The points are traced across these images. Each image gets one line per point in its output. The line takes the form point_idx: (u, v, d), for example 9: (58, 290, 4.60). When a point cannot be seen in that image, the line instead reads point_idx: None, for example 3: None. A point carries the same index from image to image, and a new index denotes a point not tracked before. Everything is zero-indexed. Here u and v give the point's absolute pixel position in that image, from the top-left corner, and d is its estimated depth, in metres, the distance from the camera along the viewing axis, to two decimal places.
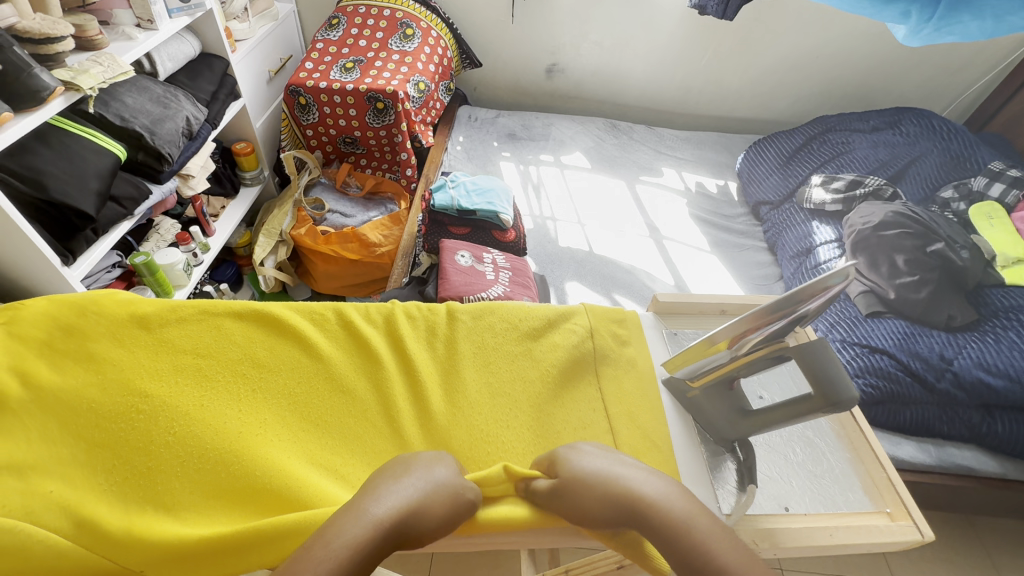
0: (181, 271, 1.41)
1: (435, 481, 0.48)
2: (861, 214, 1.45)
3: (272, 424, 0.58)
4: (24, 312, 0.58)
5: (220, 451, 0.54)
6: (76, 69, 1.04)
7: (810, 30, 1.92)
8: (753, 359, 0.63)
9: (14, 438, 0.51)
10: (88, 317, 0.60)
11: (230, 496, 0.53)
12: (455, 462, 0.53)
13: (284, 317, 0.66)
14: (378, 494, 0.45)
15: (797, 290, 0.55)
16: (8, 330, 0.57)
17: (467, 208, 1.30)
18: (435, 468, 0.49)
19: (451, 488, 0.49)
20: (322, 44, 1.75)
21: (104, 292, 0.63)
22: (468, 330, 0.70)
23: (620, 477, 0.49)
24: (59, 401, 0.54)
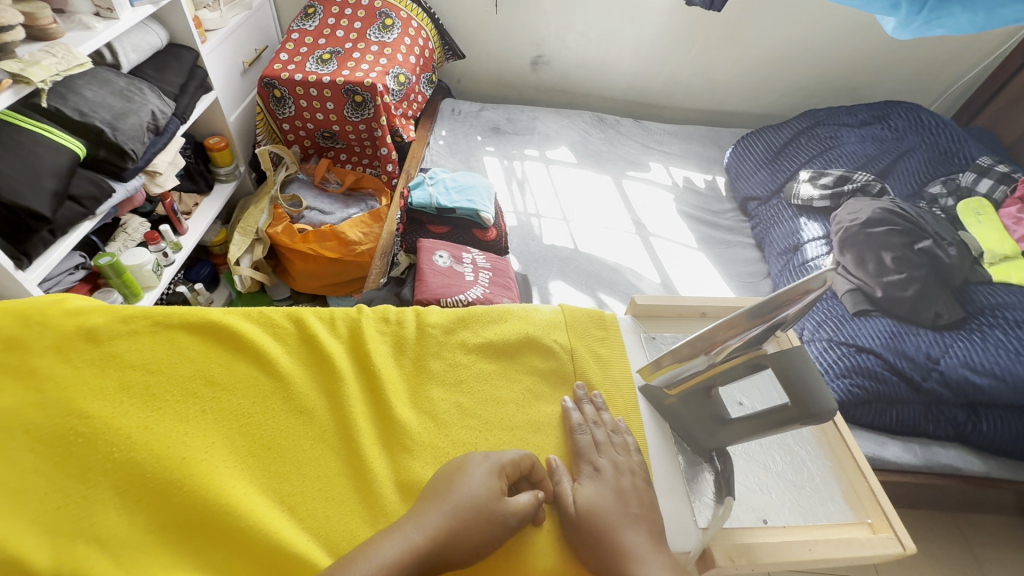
0: (151, 272, 1.36)
1: (475, 488, 0.47)
2: (849, 210, 1.42)
3: (223, 447, 0.52)
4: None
5: (162, 479, 0.48)
6: (27, 60, 0.98)
7: (800, 22, 1.88)
8: (729, 368, 0.56)
9: None
10: (32, 330, 0.55)
11: (170, 529, 0.47)
12: (500, 462, 0.49)
13: (240, 329, 0.60)
14: (416, 520, 0.45)
15: (778, 293, 0.52)
16: None
17: (447, 206, 1.25)
18: (471, 479, 0.47)
19: (481, 506, 0.46)
20: (298, 34, 1.69)
21: (53, 300, 0.58)
22: (439, 346, 0.62)
23: (618, 526, 0.49)
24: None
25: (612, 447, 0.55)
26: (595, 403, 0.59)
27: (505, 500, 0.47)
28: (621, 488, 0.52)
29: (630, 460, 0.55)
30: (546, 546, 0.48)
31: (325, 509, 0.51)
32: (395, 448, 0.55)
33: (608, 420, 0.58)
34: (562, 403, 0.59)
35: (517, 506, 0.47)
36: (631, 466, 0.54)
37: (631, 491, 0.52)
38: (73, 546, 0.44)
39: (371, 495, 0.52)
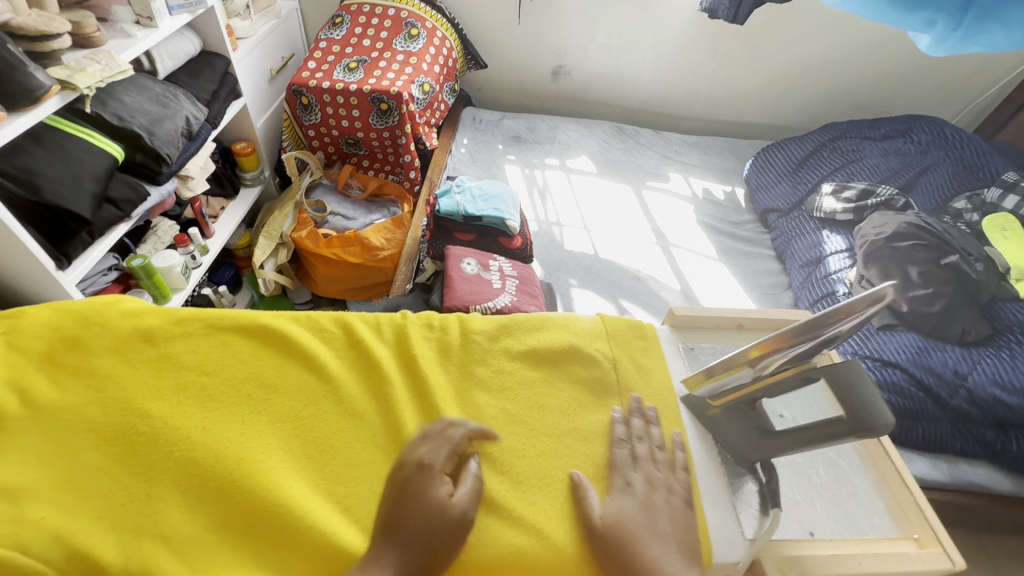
0: (180, 274, 1.39)
1: (424, 503, 0.49)
2: (873, 223, 1.42)
3: (279, 448, 0.53)
4: (26, 323, 0.56)
5: (222, 479, 0.49)
6: (73, 67, 1.01)
7: (821, 36, 1.89)
8: (779, 381, 0.57)
9: (10, 460, 0.48)
10: (92, 330, 0.58)
11: (229, 526, 0.48)
12: (435, 465, 0.52)
13: (290, 332, 0.61)
14: (379, 557, 0.46)
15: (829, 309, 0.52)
16: (8, 342, 0.55)
17: (473, 214, 1.26)
18: (420, 496, 0.49)
19: (436, 512, 0.48)
20: (326, 43, 1.71)
21: (111, 303, 0.61)
22: (485, 352, 0.63)
23: (644, 539, 0.49)
24: (58, 417, 0.52)
25: (651, 461, 0.55)
26: (647, 417, 0.59)
27: (450, 501, 0.50)
28: (655, 504, 0.52)
29: (668, 477, 0.55)
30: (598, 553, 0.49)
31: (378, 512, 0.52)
32: None
33: (657, 436, 0.58)
34: (628, 415, 0.59)
35: (457, 499, 0.50)
36: (667, 482, 0.54)
37: (686, 507, 0.53)
38: (139, 542, 0.45)
39: None
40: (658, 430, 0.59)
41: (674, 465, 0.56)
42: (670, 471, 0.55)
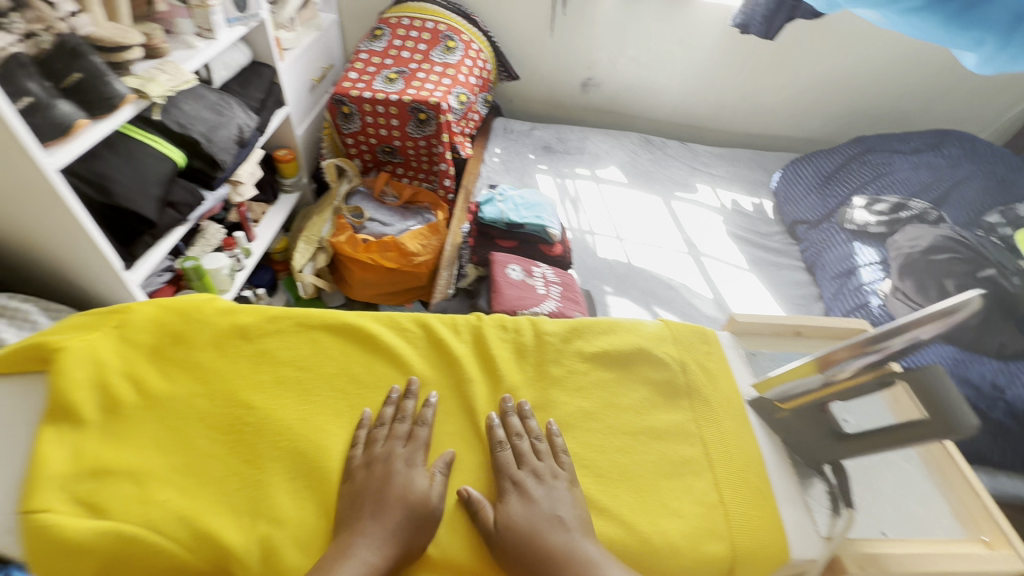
0: (226, 276, 1.42)
1: (405, 495, 0.51)
2: (908, 235, 1.42)
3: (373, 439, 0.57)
4: (131, 317, 0.60)
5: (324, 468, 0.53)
6: (144, 77, 1.05)
7: (849, 51, 1.92)
8: (858, 385, 0.57)
9: (132, 446, 0.53)
10: (193, 324, 0.61)
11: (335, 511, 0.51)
12: (409, 462, 0.54)
13: (374, 331, 0.64)
14: (368, 542, 0.48)
15: (899, 320, 0.56)
16: (118, 334, 0.59)
17: (516, 221, 1.29)
18: (400, 487, 0.52)
19: (416, 502, 0.51)
20: (366, 54, 1.77)
21: (204, 300, 0.65)
22: (558, 353, 0.66)
23: (545, 527, 0.50)
24: (171, 406, 0.56)
25: (534, 455, 0.56)
26: (522, 413, 0.60)
27: (426, 491, 0.52)
28: (546, 498, 0.52)
29: (553, 466, 0.55)
30: (682, 543, 0.51)
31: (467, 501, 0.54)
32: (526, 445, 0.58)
33: (534, 428, 0.58)
34: (699, 416, 0.62)
35: (435, 492, 0.52)
36: (552, 471, 0.55)
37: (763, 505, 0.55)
38: (255, 525, 0.49)
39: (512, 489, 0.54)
40: (730, 432, 0.61)
41: (556, 453, 0.57)
42: (554, 462, 0.56)
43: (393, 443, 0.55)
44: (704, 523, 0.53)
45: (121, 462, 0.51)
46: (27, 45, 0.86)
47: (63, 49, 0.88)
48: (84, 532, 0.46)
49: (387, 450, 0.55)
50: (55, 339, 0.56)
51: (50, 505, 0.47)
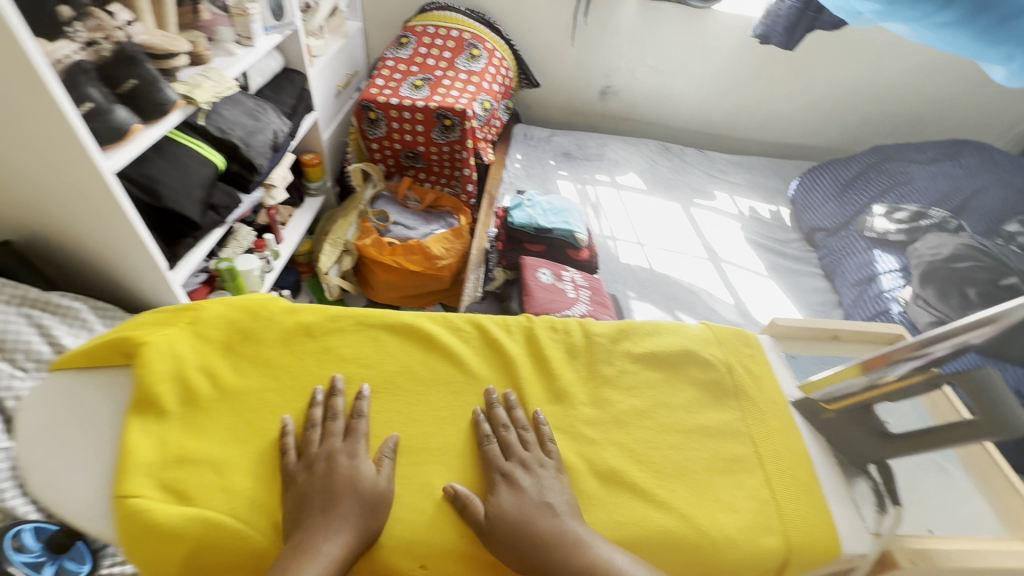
0: (258, 278, 1.44)
1: (356, 487, 0.52)
2: (930, 244, 1.45)
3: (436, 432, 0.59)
4: (203, 313, 0.63)
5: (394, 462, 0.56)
6: (191, 83, 1.09)
7: (866, 61, 1.95)
8: (908, 386, 0.59)
9: (212, 436, 0.56)
10: (260, 320, 0.64)
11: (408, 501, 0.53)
12: (349, 456, 0.55)
13: (432, 330, 0.67)
14: (327, 533, 0.49)
15: (942, 328, 0.57)
16: (192, 329, 0.62)
17: (545, 226, 1.32)
18: (347, 481, 0.53)
19: (366, 493, 0.52)
20: (392, 61, 1.80)
21: (269, 298, 0.67)
22: (607, 353, 0.68)
23: (534, 515, 0.52)
24: (243, 400, 0.59)
25: (521, 446, 0.58)
26: (511, 405, 0.62)
27: (373, 483, 0.53)
28: (535, 486, 0.54)
29: (539, 456, 0.57)
30: (739, 538, 0.53)
31: None
32: (581, 441, 0.60)
33: (522, 418, 0.60)
34: (745, 416, 0.64)
35: (382, 480, 0.54)
36: (539, 460, 0.57)
37: (812, 501, 0.57)
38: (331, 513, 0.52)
39: (573, 482, 0.56)
40: (778, 431, 0.63)
41: (543, 442, 0.59)
42: (542, 451, 0.58)
43: (329, 440, 0.56)
44: (759, 518, 0.55)
45: (200, 452, 0.54)
46: (88, 53, 0.89)
47: (120, 56, 0.91)
48: (172, 518, 0.49)
49: (325, 447, 0.55)
50: (138, 336, 0.59)
51: (141, 492, 0.50)
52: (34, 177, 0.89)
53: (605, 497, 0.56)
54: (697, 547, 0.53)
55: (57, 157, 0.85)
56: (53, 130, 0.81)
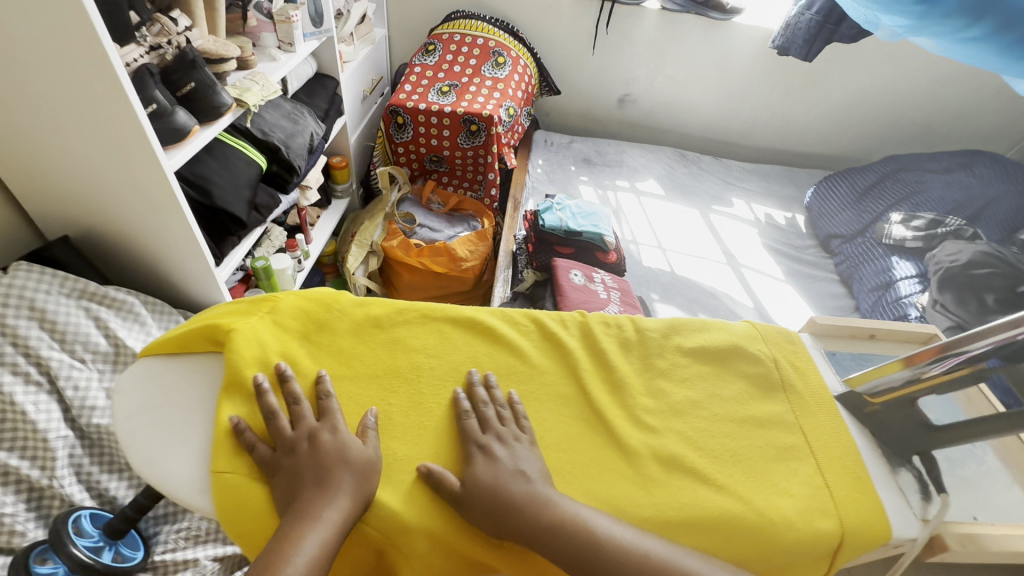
0: (290, 277, 1.48)
1: (348, 458, 0.55)
2: (947, 251, 1.48)
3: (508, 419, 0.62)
4: (282, 304, 0.67)
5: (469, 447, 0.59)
6: (240, 87, 1.12)
7: (880, 72, 2.00)
8: (956, 378, 0.63)
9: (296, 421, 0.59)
10: (335, 311, 0.68)
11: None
12: (329, 432, 0.57)
13: (493, 324, 0.70)
14: (328, 500, 0.51)
15: (984, 327, 0.61)
16: (271, 318, 0.66)
17: (575, 229, 1.36)
18: (334, 455, 0.55)
19: (357, 464, 0.55)
20: (420, 68, 1.85)
21: (339, 291, 0.71)
22: (659, 347, 0.71)
23: (508, 482, 0.54)
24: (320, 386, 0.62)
25: (498, 420, 0.60)
26: (489, 385, 0.64)
27: (360, 454, 0.56)
28: (510, 457, 0.57)
29: (515, 430, 0.60)
30: (798, 520, 0.56)
31: (599, 475, 0.58)
32: (641, 428, 0.63)
33: (499, 397, 0.63)
34: (794, 408, 0.67)
35: (367, 452, 0.56)
36: (514, 434, 0.59)
37: (863, 487, 0.60)
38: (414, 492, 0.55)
39: (637, 466, 0.59)
40: (826, 422, 0.66)
41: (518, 418, 0.62)
42: (517, 426, 0.61)
43: (305, 422, 0.57)
44: (814, 502, 0.58)
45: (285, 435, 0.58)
46: (152, 56, 0.93)
47: (182, 60, 0.95)
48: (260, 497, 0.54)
49: (303, 426, 0.57)
50: (224, 324, 0.63)
51: (231, 468, 0.54)
52: (96, 174, 0.93)
53: (669, 480, 0.59)
54: (760, 529, 0.56)
55: (122, 154, 0.89)
56: (121, 129, 0.85)
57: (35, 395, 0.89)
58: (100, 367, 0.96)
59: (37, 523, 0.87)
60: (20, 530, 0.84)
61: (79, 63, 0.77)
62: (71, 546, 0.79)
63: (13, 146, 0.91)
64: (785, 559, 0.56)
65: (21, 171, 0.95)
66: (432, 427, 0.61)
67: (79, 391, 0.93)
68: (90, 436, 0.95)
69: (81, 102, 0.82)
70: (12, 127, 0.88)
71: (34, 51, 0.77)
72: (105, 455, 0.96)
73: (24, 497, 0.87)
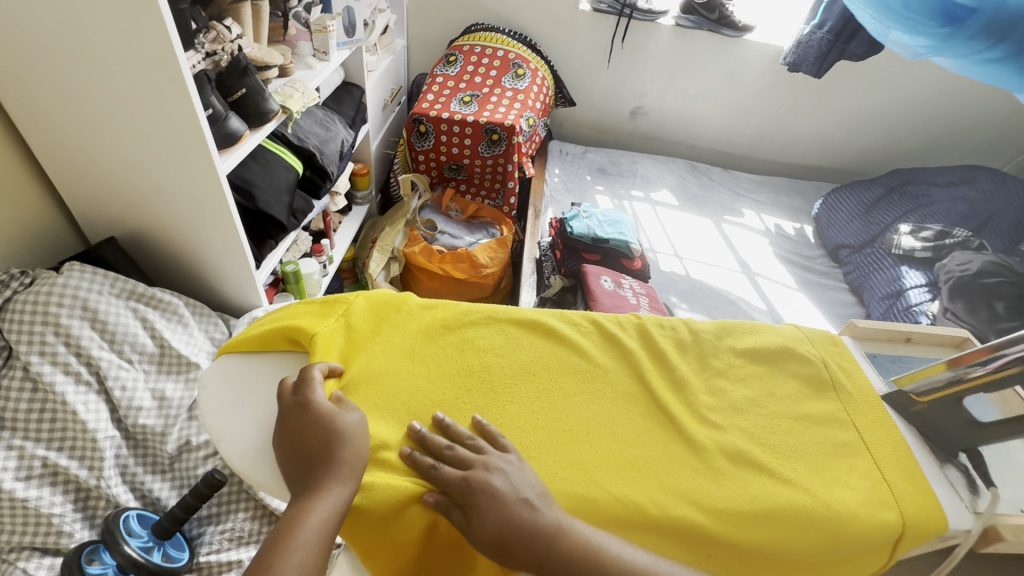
0: (317, 281, 1.49)
1: (335, 433, 0.57)
2: (957, 261, 1.53)
3: (581, 414, 0.65)
4: (353, 307, 0.72)
5: (551, 439, 0.62)
6: (283, 94, 1.15)
7: (882, 90, 2.08)
8: (1004, 376, 0.62)
9: (381, 414, 0.62)
10: (406, 314, 0.73)
11: (566, 475, 0.59)
12: (307, 411, 0.58)
13: (554, 324, 0.74)
14: (325, 478, 0.54)
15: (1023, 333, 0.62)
16: (345, 319, 0.70)
17: (602, 237, 1.41)
18: (319, 433, 0.57)
19: (343, 438, 0.57)
20: (441, 78, 1.89)
21: (405, 295, 0.76)
22: (714, 348, 0.74)
23: (519, 519, 0.54)
24: (394, 384, 0.65)
25: (475, 453, 0.58)
26: (443, 428, 0.60)
27: (338, 419, 0.58)
28: (510, 485, 0.55)
29: (500, 454, 0.58)
30: (862, 513, 0.59)
31: (672, 469, 0.61)
32: (704, 424, 0.66)
33: (464, 431, 0.60)
34: (848, 406, 0.69)
35: (348, 424, 0.58)
36: (502, 458, 0.58)
37: (919, 480, 0.63)
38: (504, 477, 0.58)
39: (706, 460, 0.62)
40: (879, 418, 0.69)
41: (494, 438, 0.60)
42: (500, 449, 0.59)
43: (285, 400, 0.61)
44: (875, 495, 0.61)
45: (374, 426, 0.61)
46: (207, 62, 0.93)
47: (235, 67, 0.97)
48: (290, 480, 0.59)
49: (284, 404, 0.60)
50: (303, 325, 0.69)
51: None
52: (147, 177, 0.95)
53: (737, 474, 0.61)
54: (827, 521, 0.58)
55: (176, 158, 0.91)
56: (182, 132, 0.87)
57: (85, 395, 0.89)
58: (145, 367, 0.97)
59: (83, 524, 0.87)
60: (68, 530, 0.84)
61: (151, 70, 0.80)
62: (124, 544, 0.80)
63: (65, 150, 0.92)
64: (854, 548, 0.58)
65: (71, 174, 0.96)
66: (508, 422, 0.64)
67: (126, 392, 0.93)
68: (135, 436, 0.95)
69: (143, 107, 0.85)
70: (66, 131, 0.90)
71: (106, 57, 0.79)
72: (149, 455, 0.96)
73: (72, 497, 0.86)
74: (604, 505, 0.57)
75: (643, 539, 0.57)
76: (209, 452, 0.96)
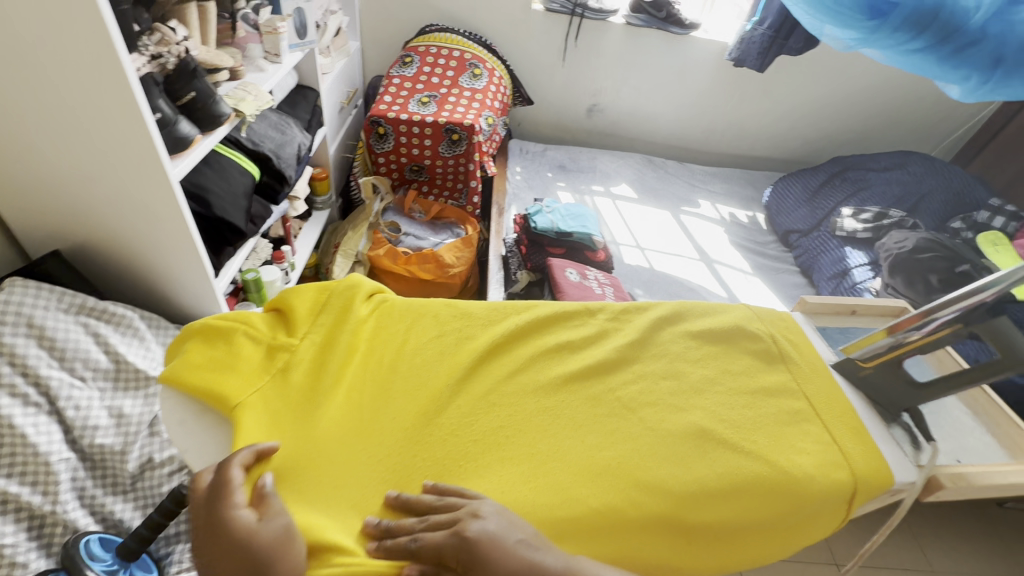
0: (279, 289, 1.46)
1: (255, 553, 0.51)
2: (895, 239, 1.64)
3: (545, 433, 0.66)
4: (296, 354, 0.71)
5: (517, 466, 0.63)
6: (235, 97, 1.12)
7: (821, 82, 2.20)
8: (939, 337, 0.67)
9: (343, 462, 0.62)
10: (353, 356, 0.72)
11: (542, 498, 0.60)
12: (226, 530, 0.53)
13: (504, 347, 0.75)
14: None
15: (949, 298, 0.69)
16: (290, 370, 0.69)
17: (565, 230, 1.44)
18: (237, 557, 0.51)
19: (265, 556, 0.51)
20: (398, 79, 1.87)
21: (349, 329, 0.75)
22: (673, 333, 0.78)
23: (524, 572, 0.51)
24: (352, 427, 0.65)
25: (445, 513, 0.56)
26: (403, 501, 0.58)
27: (257, 534, 0.52)
28: (502, 527, 0.54)
29: (473, 507, 0.56)
30: (816, 471, 0.63)
31: (643, 462, 0.63)
32: (668, 405, 0.69)
33: (426, 496, 0.58)
34: (798, 377, 0.73)
35: (269, 535, 0.52)
36: (474, 511, 0.55)
37: (866, 437, 0.68)
38: None
39: (670, 441, 0.65)
40: (829, 383, 0.74)
41: (460, 494, 0.58)
42: (465, 498, 0.58)
43: (199, 509, 0.55)
44: (828, 458, 0.65)
45: (338, 476, 0.61)
46: (153, 65, 0.89)
47: (183, 69, 0.94)
48: None
49: (204, 520, 0.54)
50: (241, 384, 0.67)
51: None
52: (91, 186, 0.91)
53: (702, 452, 0.64)
54: (784, 486, 0.62)
55: (123, 166, 0.87)
56: (131, 139, 0.84)
57: (35, 417, 0.85)
58: (100, 385, 0.93)
59: (38, 553, 0.81)
60: (22, 560, 0.78)
61: (94, 73, 0.77)
62: (86, 569, 0.77)
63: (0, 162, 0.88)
64: (813, 509, 0.62)
65: (6, 186, 0.91)
66: (472, 450, 0.64)
67: (81, 411, 0.89)
68: (92, 457, 0.91)
69: (87, 116, 0.81)
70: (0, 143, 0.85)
71: (43, 62, 0.76)
72: (108, 476, 0.92)
73: (25, 526, 0.81)
74: (586, 519, 0.58)
75: (628, 539, 0.59)
76: (174, 469, 0.94)
